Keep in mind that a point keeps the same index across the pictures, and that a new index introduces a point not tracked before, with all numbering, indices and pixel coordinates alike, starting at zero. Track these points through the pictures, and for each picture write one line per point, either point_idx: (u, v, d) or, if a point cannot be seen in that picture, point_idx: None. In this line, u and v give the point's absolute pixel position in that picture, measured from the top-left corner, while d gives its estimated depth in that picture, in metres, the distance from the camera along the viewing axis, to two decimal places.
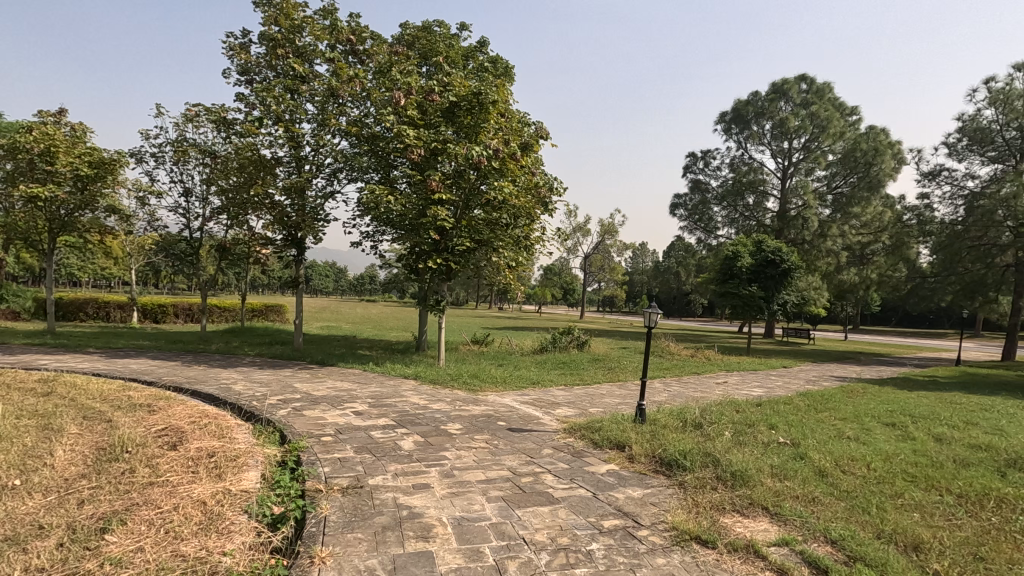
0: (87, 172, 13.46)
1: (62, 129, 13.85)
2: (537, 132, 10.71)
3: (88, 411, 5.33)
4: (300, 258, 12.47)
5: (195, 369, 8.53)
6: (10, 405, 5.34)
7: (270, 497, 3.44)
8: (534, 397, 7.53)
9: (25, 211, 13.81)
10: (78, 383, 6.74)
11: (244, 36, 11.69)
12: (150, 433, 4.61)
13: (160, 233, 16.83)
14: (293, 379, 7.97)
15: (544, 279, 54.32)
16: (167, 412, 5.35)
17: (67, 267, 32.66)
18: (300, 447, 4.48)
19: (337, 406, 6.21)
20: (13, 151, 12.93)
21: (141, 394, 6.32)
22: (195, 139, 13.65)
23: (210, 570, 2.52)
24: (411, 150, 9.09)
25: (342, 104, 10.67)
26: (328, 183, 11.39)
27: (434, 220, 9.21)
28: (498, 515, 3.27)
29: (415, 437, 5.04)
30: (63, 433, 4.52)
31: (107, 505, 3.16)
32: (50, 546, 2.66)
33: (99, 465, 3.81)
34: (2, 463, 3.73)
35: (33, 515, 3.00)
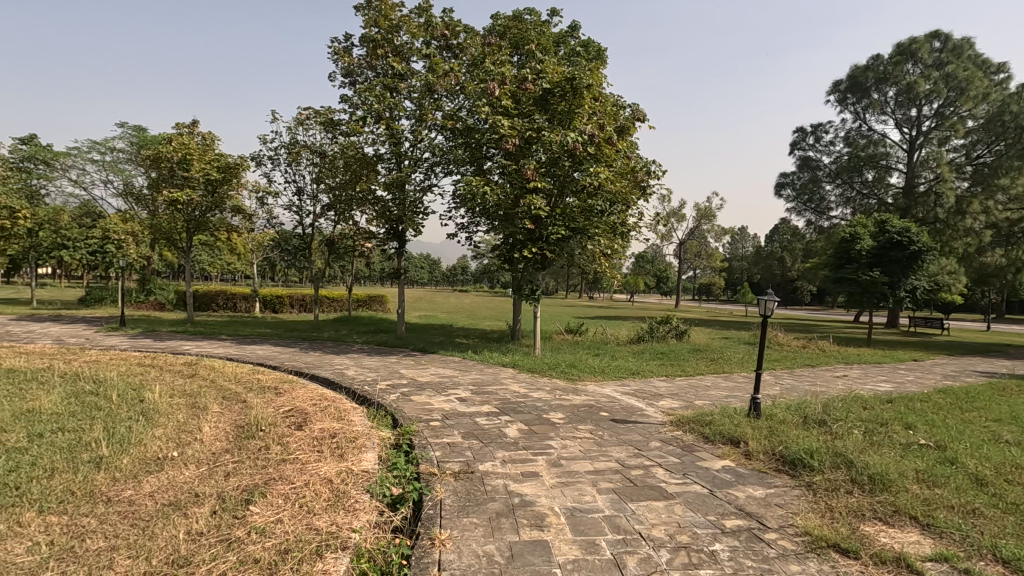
0: (216, 176, 14.92)
1: (195, 138, 15.46)
2: (634, 115, 10.35)
3: (227, 392, 5.91)
4: (400, 251, 13.02)
5: (312, 355, 9.21)
6: (165, 385, 6.06)
7: (389, 478, 3.60)
8: (635, 387, 7.34)
9: (168, 213, 15.61)
10: (216, 367, 7.51)
11: (347, 41, 12.36)
12: (279, 414, 5.02)
13: (278, 230, 18.35)
14: (399, 365, 8.37)
15: (636, 267, 52.97)
16: (292, 395, 5.80)
17: (200, 263, 36.67)
18: (411, 431, 4.66)
19: (442, 393, 6.41)
20: (157, 160, 14.64)
21: (269, 377, 6.91)
22: (305, 142, 14.71)
23: (342, 545, 2.67)
24: (506, 141, 9.06)
25: (439, 99, 10.98)
26: (426, 177, 11.78)
27: (529, 209, 9.19)
28: (611, 508, 3.20)
29: (519, 425, 5.07)
30: (208, 411, 5.04)
31: (249, 479, 3.46)
32: (205, 512, 2.94)
33: (239, 442, 4.19)
34: (162, 436, 4.22)
35: (189, 483, 3.35)
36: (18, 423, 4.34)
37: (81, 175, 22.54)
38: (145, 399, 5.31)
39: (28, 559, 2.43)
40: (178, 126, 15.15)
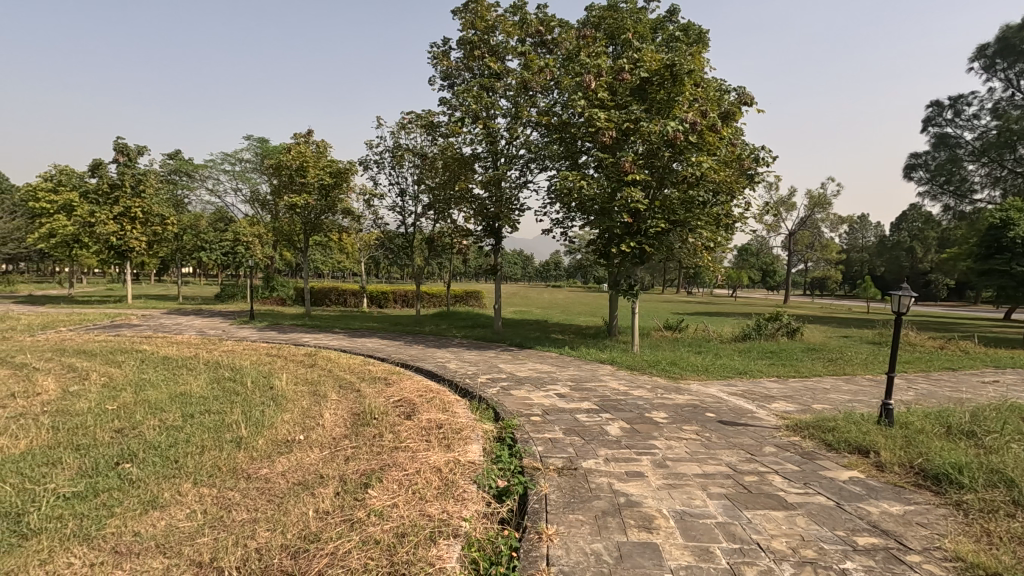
0: (329, 181, 16.07)
1: (311, 146, 16.75)
2: (739, 99, 9.76)
3: (342, 381, 6.36)
4: (497, 247, 13.23)
5: (416, 349, 9.66)
6: (289, 374, 6.64)
7: (494, 470, 3.69)
8: (743, 388, 6.94)
9: (288, 217, 17.05)
10: (331, 357, 8.10)
11: (446, 44, 12.77)
12: (389, 403, 5.32)
13: (383, 229, 19.44)
14: (498, 360, 8.54)
15: (740, 261, 50.04)
16: (400, 386, 6.12)
17: (315, 262, 39.81)
18: (513, 425, 4.73)
19: (540, 388, 6.46)
20: (279, 168, 16.05)
21: (378, 369, 7.34)
22: (408, 145, 15.43)
23: (453, 533, 2.76)
24: (602, 133, 8.85)
25: (534, 95, 11.03)
26: (521, 174, 11.90)
27: (627, 203, 8.95)
28: (724, 515, 3.04)
29: (621, 423, 4.98)
30: (327, 399, 5.45)
31: (366, 464, 3.69)
32: (330, 493, 3.19)
33: (356, 429, 4.49)
34: (290, 420, 4.62)
35: (315, 465, 3.65)
36: (174, 404, 4.95)
37: (216, 184, 25.30)
38: (275, 386, 5.85)
39: (188, 524, 2.77)
40: (296, 136, 16.51)
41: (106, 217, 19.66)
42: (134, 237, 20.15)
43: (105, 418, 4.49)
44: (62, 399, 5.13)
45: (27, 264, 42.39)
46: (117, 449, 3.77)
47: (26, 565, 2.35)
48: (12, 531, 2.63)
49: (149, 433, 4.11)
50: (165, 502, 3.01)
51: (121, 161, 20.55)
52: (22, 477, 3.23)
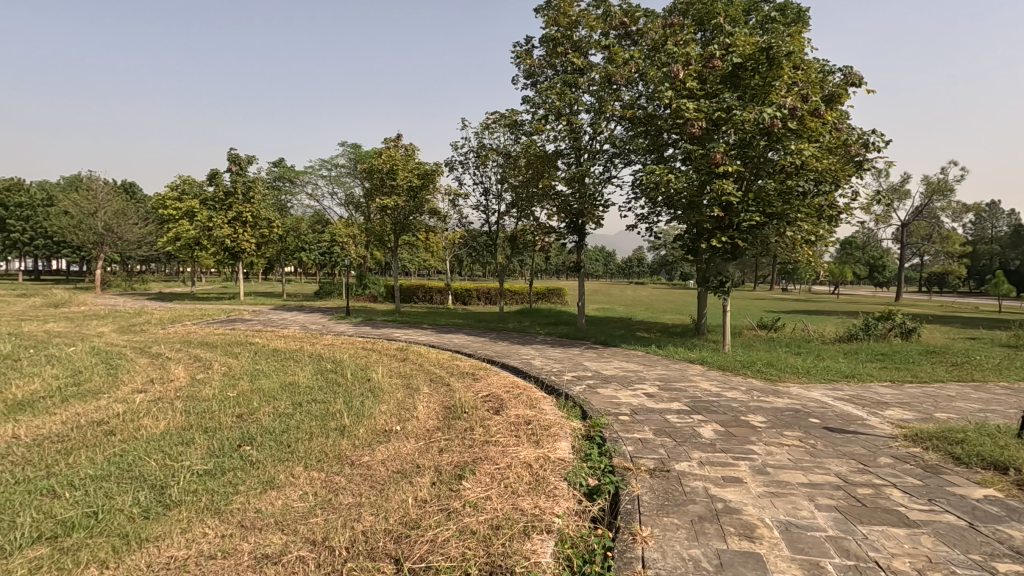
0: (417, 182, 16.69)
1: (400, 150, 17.49)
2: (845, 80, 9.01)
3: (433, 375, 6.60)
4: (580, 244, 13.12)
5: (501, 345, 9.82)
6: (384, 367, 6.99)
7: (584, 468, 3.67)
8: (851, 392, 6.42)
9: (380, 218, 17.93)
10: (422, 352, 8.43)
11: (528, 43, 12.85)
12: (478, 398, 5.45)
13: (467, 228, 19.93)
14: (583, 357, 8.49)
15: (843, 255, 46.27)
16: (488, 381, 6.25)
17: (403, 260, 41.61)
18: (601, 424, 4.68)
19: (627, 387, 6.34)
20: (372, 172, 16.91)
21: (466, 364, 7.54)
22: (492, 144, 15.70)
23: (546, 528, 2.78)
24: (692, 124, 8.47)
25: (618, 89, 10.80)
26: (605, 169, 11.73)
27: (718, 196, 8.51)
28: (835, 528, 2.83)
29: (714, 425, 4.78)
30: (420, 391, 5.69)
31: (459, 456, 3.81)
32: (426, 483, 3.32)
33: (448, 421, 4.65)
34: (387, 411, 4.87)
35: (412, 455, 3.81)
36: (284, 394, 5.37)
37: (314, 188, 27.08)
38: (371, 378, 6.19)
39: (302, 505, 2.99)
40: (387, 141, 17.31)
41: (222, 221, 21.67)
42: (245, 239, 22.07)
43: (227, 404, 4.97)
44: (192, 386, 5.72)
45: (158, 264, 47.73)
46: (239, 432, 4.15)
47: (170, 532, 2.66)
48: (157, 501, 2.98)
49: (264, 419, 4.49)
50: (280, 483, 3.28)
51: (234, 170, 22.55)
52: (163, 454, 3.65)
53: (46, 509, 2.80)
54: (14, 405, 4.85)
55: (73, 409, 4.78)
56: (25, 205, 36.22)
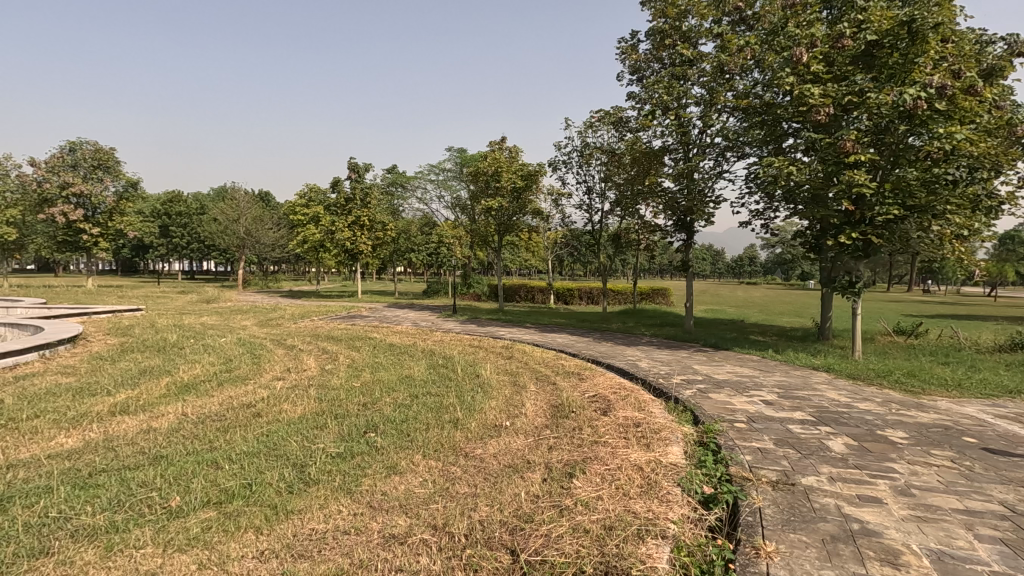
0: (520, 184, 16.84)
1: (504, 152, 17.85)
2: (1009, 50, 7.84)
3: (538, 373, 6.69)
4: (688, 243, 12.57)
5: (605, 345, 9.72)
6: (491, 364, 7.20)
7: (698, 475, 3.52)
8: (1015, 409, 5.58)
9: (485, 219, 18.45)
10: (526, 351, 8.56)
11: (634, 37, 12.58)
12: (585, 398, 5.44)
13: (570, 228, 19.91)
14: (692, 360, 8.16)
15: (1003, 251, 40.15)
16: (595, 381, 6.23)
17: (506, 260, 42.51)
18: (715, 430, 4.47)
19: (742, 393, 5.99)
20: (478, 175, 17.44)
21: (571, 364, 7.54)
22: (595, 143, 15.57)
23: (661, 533, 2.72)
24: (817, 110, 7.78)
25: (732, 78, 10.23)
26: (716, 164, 11.18)
27: (848, 187, 7.75)
28: (1002, 564, 2.48)
29: (846, 439, 4.38)
30: (527, 389, 5.79)
31: (568, 454, 3.84)
32: (538, 479, 3.38)
33: (556, 420, 4.69)
34: (496, 407, 5.01)
35: (522, 451, 3.90)
36: (401, 386, 5.72)
37: (424, 192, 28.43)
38: (480, 374, 6.41)
39: (423, 491, 3.18)
40: (492, 144, 17.75)
41: (343, 225, 23.52)
42: (362, 241, 23.73)
43: (353, 393, 5.40)
44: (321, 376, 6.28)
45: (288, 264, 52.83)
46: (363, 420, 4.49)
47: (311, 506, 2.95)
48: (298, 478, 3.32)
49: (385, 409, 4.82)
50: (402, 469, 3.50)
51: (353, 177, 24.37)
52: (301, 436, 4.05)
53: (212, 478, 3.23)
54: (182, 386, 5.62)
55: (227, 392, 5.45)
56: (184, 213, 41.76)
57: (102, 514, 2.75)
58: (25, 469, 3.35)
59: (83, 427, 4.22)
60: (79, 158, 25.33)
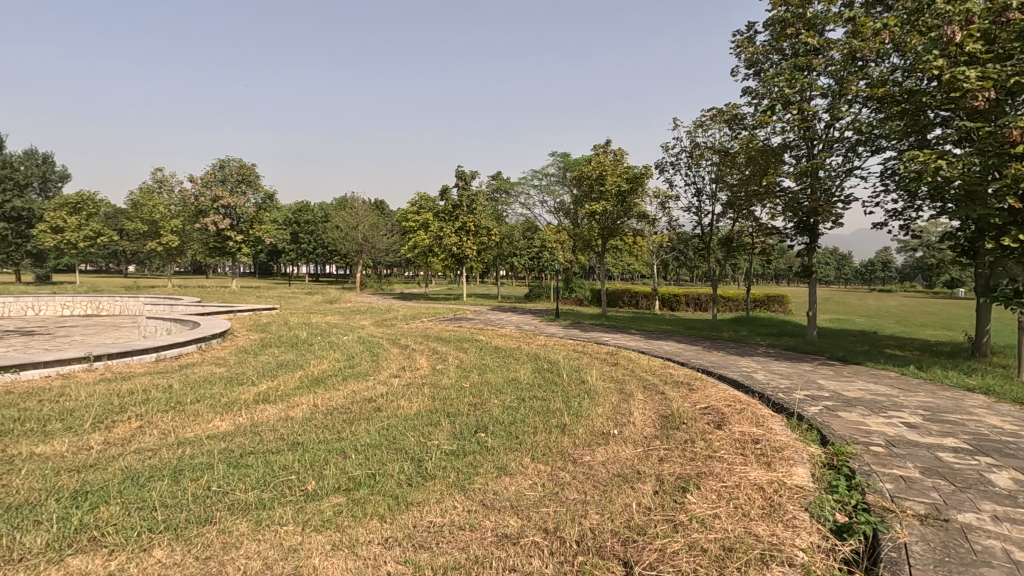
0: (625, 187, 16.54)
1: (609, 155, 17.64)
2: None
3: (646, 382, 6.50)
4: (811, 246, 11.60)
5: (716, 355, 9.23)
6: (596, 370, 7.13)
7: (829, 501, 3.22)
8: None
9: (588, 223, 18.33)
10: (632, 358, 8.36)
11: (751, 29, 11.88)
12: (697, 410, 5.20)
13: (678, 231, 19.19)
14: (816, 374, 7.50)
15: None
16: (707, 393, 5.93)
17: (608, 264, 41.92)
18: (847, 453, 4.06)
19: (878, 413, 5.40)
20: (581, 179, 17.38)
21: (680, 373, 7.25)
22: (706, 142, 14.90)
23: (788, 561, 2.53)
24: (974, 96, 6.85)
25: (866, 65, 9.30)
26: (846, 160, 10.23)
27: (1013, 182, 6.74)
28: None
29: (1013, 473, 3.79)
30: (634, 397, 5.66)
31: (681, 468, 3.69)
32: (649, 490, 3.29)
33: (666, 431, 4.53)
34: (603, 414, 4.95)
35: (632, 460, 3.82)
36: (508, 388, 5.85)
37: (527, 198, 28.87)
38: (586, 380, 6.37)
39: (533, 493, 3.23)
40: (596, 148, 17.62)
41: (450, 231, 24.54)
42: (468, 246, 24.55)
43: (463, 393, 5.62)
44: (433, 375, 6.60)
45: (400, 268, 56.02)
46: (474, 420, 4.65)
47: (428, 500, 3.10)
48: (417, 471, 3.51)
49: (495, 410, 4.96)
50: (512, 470, 3.58)
51: (460, 185, 25.35)
52: (418, 432, 4.28)
53: (342, 466, 3.51)
54: (313, 379, 6.19)
55: (351, 387, 5.90)
56: (311, 221, 45.84)
57: (253, 491, 3.09)
58: (192, 446, 3.86)
59: (234, 412, 4.78)
60: (227, 174, 28.61)
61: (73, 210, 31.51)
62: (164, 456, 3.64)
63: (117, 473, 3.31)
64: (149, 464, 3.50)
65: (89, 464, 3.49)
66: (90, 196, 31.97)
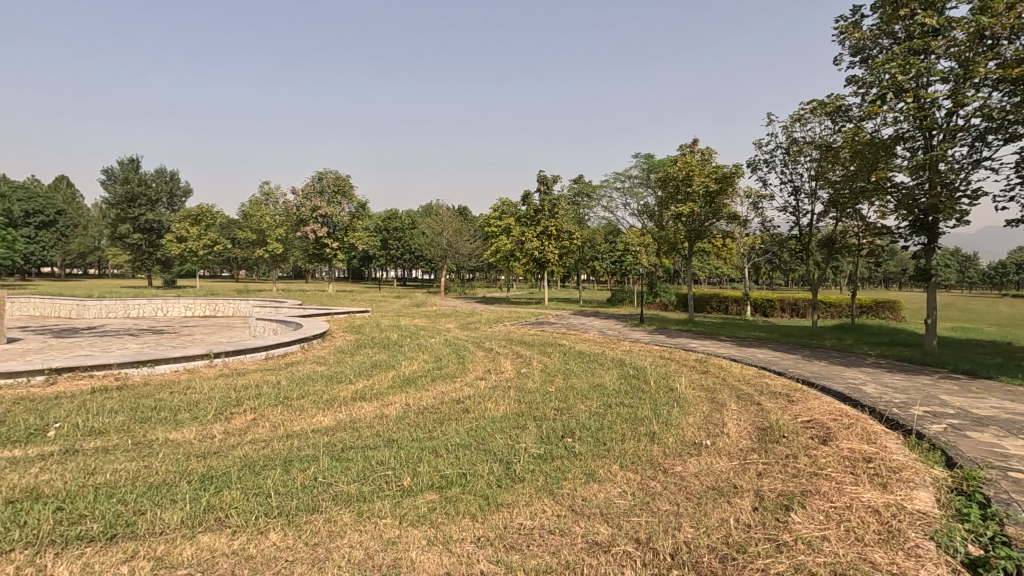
0: (714, 187, 15.86)
1: (696, 155, 17.04)
2: None
3: (740, 391, 6.18)
4: (931, 247, 10.51)
5: (818, 365, 8.58)
6: (686, 378, 6.87)
7: (958, 530, 2.89)
8: None
9: (674, 226, 17.78)
10: (723, 366, 7.98)
11: (857, 14, 11.03)
12: (799, 423, 4.87)
13: (772, 232, 18.14)
14: (937, 389, 6.77)
15: None
16: (809, 405, 5.53)
17: (695, 268, 40.42)
18: (980, 477, 3.62)
19: (1016, 435, 4.77)
20: (667, 180, 16.91)
21: (778, 383, 6.81)
22: (805, 137, 13.98)
23: None
24: None
25: (997, 44, 8.32)
26: (972, 150, 9.19)
27: None
28: None
29: None
30: (727, 407, 5.40)
31: (783, 484, 3.47)
32: (748, 506, 3.12)
33: (764, 444, 4.29)
34: (694, 424, 4.76)
35: (727, 474, 3.64)
36: (594, 393, 5.79)
37: (609, 201, 28.53)
38: (675, 388, 6.15)
39: (623, 502, 3.17)
40: (683, 147, 17.07)
41: (532, 236, 24.74)
42: (550, 250, 24.60)
43: (548, 397, 5.63)
44: (518, 378, 6.67)
45: (483, 273, 57.13)
46: (561, 424, 4.65)
47: (517, 502, 3.14)
48: (506, 473, 3.56)
49: (581, 415, 4.93)
50: (601, 477, 3.53)
51: (542, 190, 25.49)
52: (505, 434, 4.35)
53: (435, 464, 3.64)
54: (404, 379, 6.48)
55: (440, 387, 6.10)
56: (400, 228, 47.96)
57: (354, 484, 3.28)
58: (299, 438, 4.17)
59: (335, 409, 5.11)
60: (325, 185, 30.58)
61: (195, 221, 35.07)
62: (276, 447, 3.96)
63: (237, 461, 3.64)
64: (263, 453, 3.81)
65: (213, 451, 3.86)
66: (209, 208, 35.41)
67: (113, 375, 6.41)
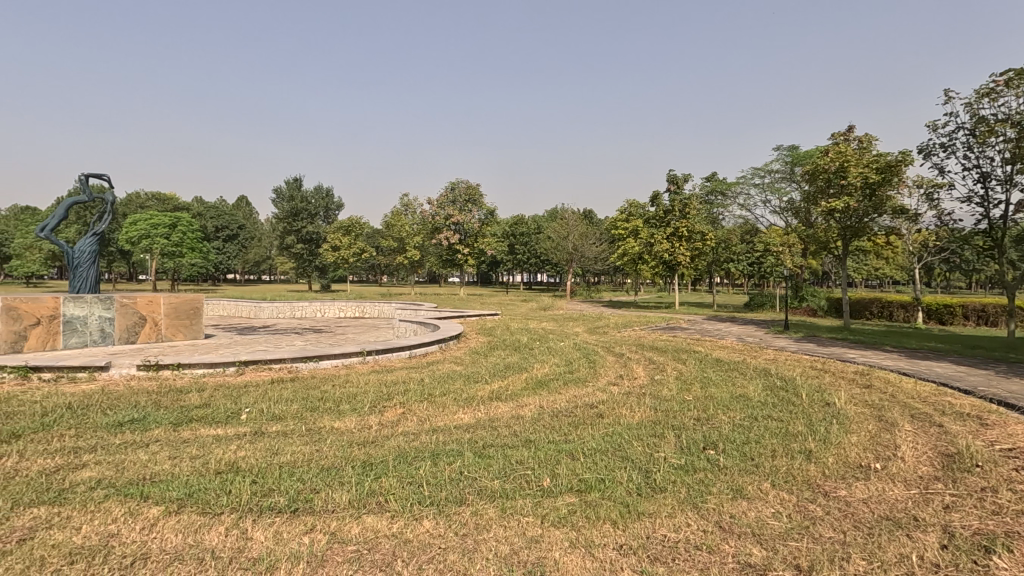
0: (876, 177, 14.11)
1: (851, 144, 15.33)
2: None
3: (915, 410, 5.40)
4: None
5: (1018, 383, 7.21)
6: (845, 392, 6.16)
7: None
8: None
9: (825, 224, 16.11)
10: (891, 380, 7.02)
11: None
12: (996, 451, 4.14)
13: (950, 228, 15.70)
14: None
15: None
16: (1009, 431, 4.66)
17: (850, 268, 36.23)
18: None
19: None
20: (816, 173, 15.42)
21: (965, 403, 5.83)
22: (996, 115, 11.92)
23: None
24: None
25: None
26: None
27: None
28: None
29: None
30: (900, 428, 4.74)
31: (980, 521, 2.97)
32: (934, 543, 2.72)
33: (951, 472, 3.70)
34: (859, 444, 4.25)
35: (904, 504, 3.20)
36: (737, 404, 5.42)
37: (747, 198, 26.68)
38: (833, 403, 5.54)
39: (779, 523, 2.92)
40: (835, 136, 15.45)
41: (662, 237, 23.94)
42: (681, 253, 23.58)
43: (686, 406, 5.39)
44: (652, 385, 6.48)
45: (608, 276, 56.40)
46: (701, 435, 4.42)
47: (659, 512, 3.04)
48: (646, 482, 3.46)
49: (724, 427, 4.64)
50: (751, 495, 3.30)
51: (672, 190, 24.55)
52: (642, 442, 4.24)
53: (572, 467, 3.66)
54: (537, 381, 6.61)
55: (572, 391, 6.14)
56: (526, 233, 49.12)
57: (496, 481, 3.41)
58: (443, 433, 4.43)
59: (474, 407, 5.35)
60: (457, 195, 32.31)
61: (346, 232, 39.04)
62: (424, 440, 4.25)
63: (391, 451, 3.97)
64: (413, 445, 4.12)
65: (370, 441, 4.25)
66: (358, 220, 39.19)
67: (287, 368, 7.34)
